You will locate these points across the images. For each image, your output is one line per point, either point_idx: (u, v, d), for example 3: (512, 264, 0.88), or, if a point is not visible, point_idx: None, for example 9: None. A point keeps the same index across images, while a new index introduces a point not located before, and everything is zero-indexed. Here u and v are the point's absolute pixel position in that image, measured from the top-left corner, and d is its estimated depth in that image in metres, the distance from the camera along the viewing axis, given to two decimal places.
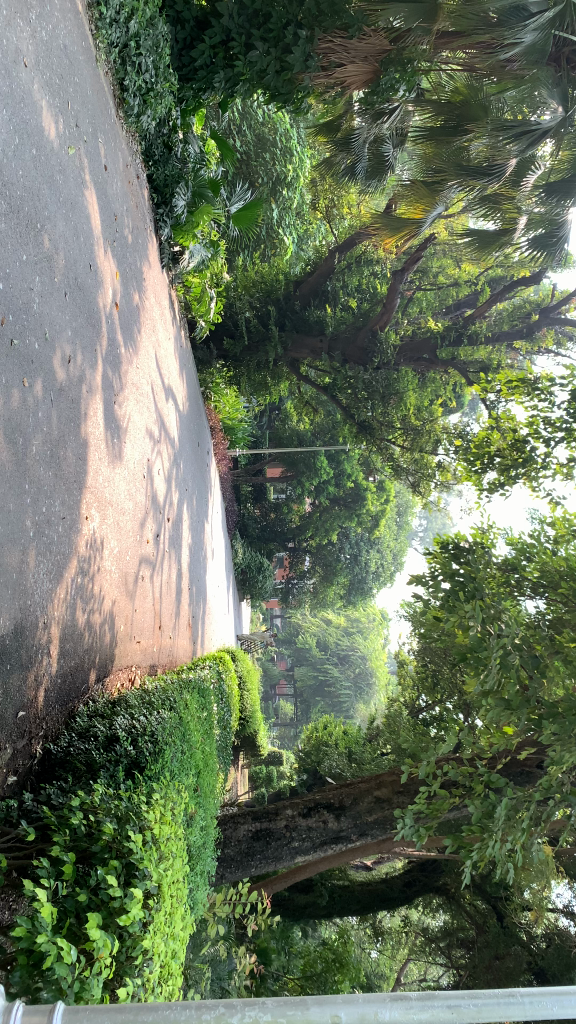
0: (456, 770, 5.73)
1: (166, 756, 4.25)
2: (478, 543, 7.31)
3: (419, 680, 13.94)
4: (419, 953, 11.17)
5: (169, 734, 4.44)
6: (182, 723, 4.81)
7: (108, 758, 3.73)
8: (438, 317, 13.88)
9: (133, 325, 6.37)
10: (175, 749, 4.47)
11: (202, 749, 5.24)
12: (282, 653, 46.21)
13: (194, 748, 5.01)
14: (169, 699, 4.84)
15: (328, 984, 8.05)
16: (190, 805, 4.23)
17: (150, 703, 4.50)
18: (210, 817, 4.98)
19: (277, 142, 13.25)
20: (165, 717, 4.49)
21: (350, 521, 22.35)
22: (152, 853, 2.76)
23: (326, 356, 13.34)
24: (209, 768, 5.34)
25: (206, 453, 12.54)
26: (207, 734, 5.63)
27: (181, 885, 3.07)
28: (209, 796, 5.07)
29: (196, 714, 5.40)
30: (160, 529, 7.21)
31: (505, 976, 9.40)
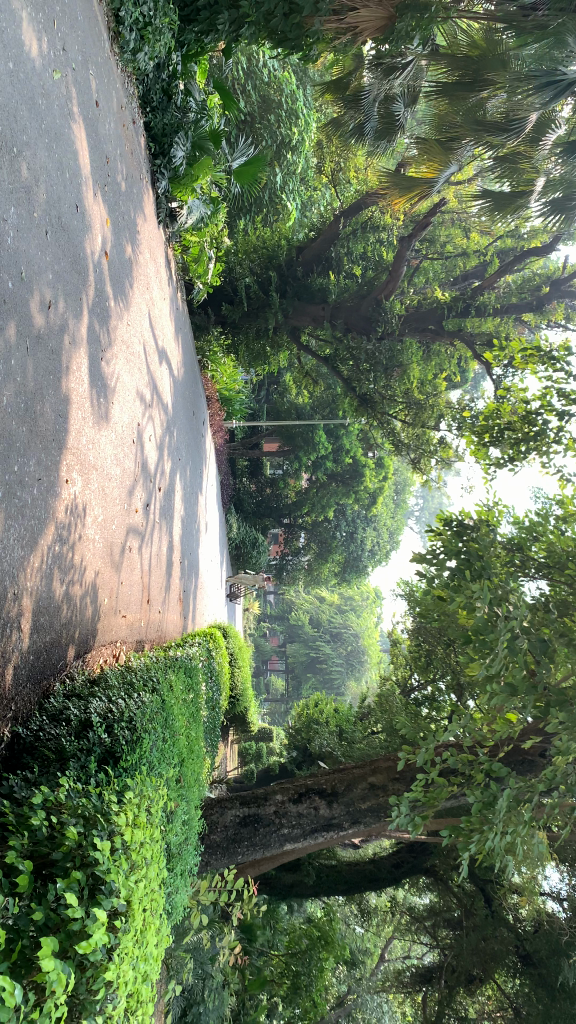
0: (457, 757, 5.43)
1: (144, 746, 3.88)
2: (484, 520, 6.97)
3: (412, 659, 13.67)
4: (403, 932, 10.94)
5: (153, 721, 4.13)
6: (167, 708, 4.49)
7: (81, 745, 3.40)
8: (444, 288, 13.43)
9: (125, 280, 5.97)
10: (158, 737, 4.14)
11: (187, 734, 4.93)
12: (275, 629, 46.09)
13: (179, 735, 4.68)
14: (152, 680, 4.50)
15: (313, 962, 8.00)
16: (171, 800, 3.90)
17: (133, 687, 4.17)
18: (193, 810, 4.68)
19: (283, 104, 12.82)
20: (151, 703, 4.16)
21: (347, 498, 22.01)
22: (122, 863, 2.47)
23: (328, 323, 12.89)
24: (194, 754, 5.02)
25: (202, 422, 12.12)
26: (193, 717, 5.30)
27: (155, 896, 2.78)
28: (192, 786, 4.77)
29: (182, 698, 5.08)
30: (150, 499, 6.86)
31: (491, 957, 9.21)
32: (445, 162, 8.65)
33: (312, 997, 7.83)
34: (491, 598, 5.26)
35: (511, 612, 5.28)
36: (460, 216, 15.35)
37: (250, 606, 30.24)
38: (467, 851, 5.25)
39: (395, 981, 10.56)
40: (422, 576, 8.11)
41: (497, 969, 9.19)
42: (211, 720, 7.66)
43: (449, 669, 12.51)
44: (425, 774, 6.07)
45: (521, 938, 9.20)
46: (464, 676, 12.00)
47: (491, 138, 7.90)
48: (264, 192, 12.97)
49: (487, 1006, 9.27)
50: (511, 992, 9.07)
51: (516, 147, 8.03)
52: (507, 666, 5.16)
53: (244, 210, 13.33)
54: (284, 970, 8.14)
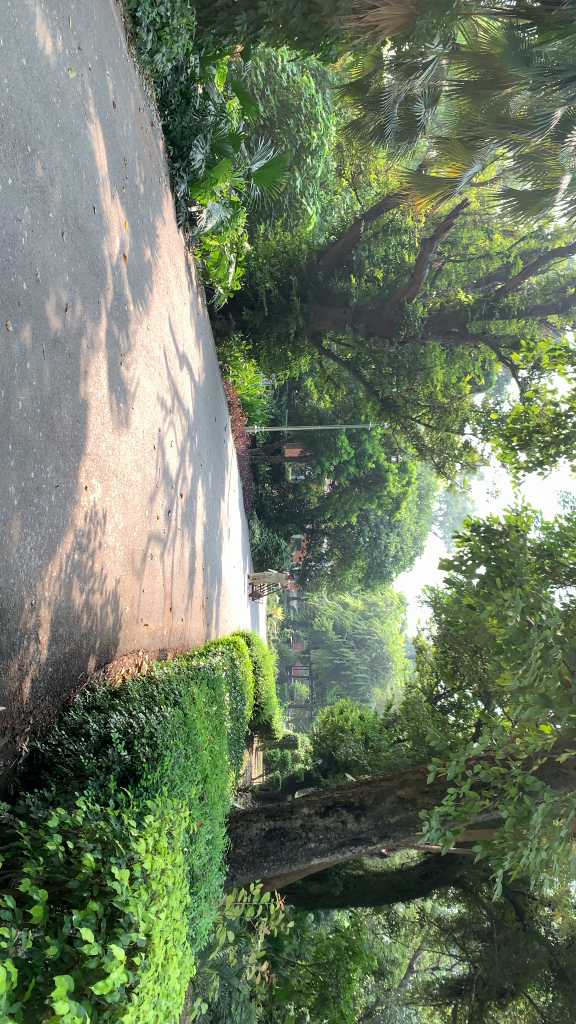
0: (488, 770, 5.24)
1: (166, 764, 3.65)
2: (512, 526, 6.78)
3: (438, 666, 13.44)
4: (433, 942, 10.90)
5: (178, 736, 4.00)
6: (191, 722, 4.36)
7: (100, 763, 3.27)
8: (467, 290, 13.25)
9: (145, 283, 5.89)
10: (183, 753, 4.01)
11: (211, 749, 4.80)
12: (298, 636, 45.89)
13: (203, 750, 4.55)
14: (174, 693, 4.34)
15: (340, 973, 7.92)
16: (194, 821, 3.77)
17: (156, 700, 4.04)
18: (219, 828, 4.54)
19: (302, 108, 12.73)
20: (176, 718, 4.03)
21: (370, 503, 21.81)
22: (141, 893, 2.34)
23: (350, 327, 12.73)
24: (219, 769, 4.89)
25: (224, 428, 12.03)
26: (216, 731, 5.16)
27: (179, 926, 2.64)
28: (217, 803, 4.63)
29: (206, 710, 4.95)
30: (172, 505, 6.76)
31: (522, 970, 8.93)
32: (469, 162, 8.48)
33: (339, 1009, 7.75)
34: (522, 607, 5.08)
35: (543, 621, 5.09)
36: (482, 217, 15.15)
37: (273, 612, 30.09)
38: (501, 868, 5.06)
39: (424, 993, 10.34)
40: (449, 584, 7.93)
41: (528, 983, 8.90)
42: (235, 730, 7.54)
43: (475, 677, 12.27)
44: (455, 788, 5.89)
45: (555, 954, 8.88)
46: (491, 684, 11.76)
47: (515, 135, 7.73)
48: (284, 197, 12.85)
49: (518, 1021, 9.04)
50: (544, 1009, 8.78)
51: (541, 144, 7.84)
52: (540, 676, 4.98)
53: (264, 215, 13.24)
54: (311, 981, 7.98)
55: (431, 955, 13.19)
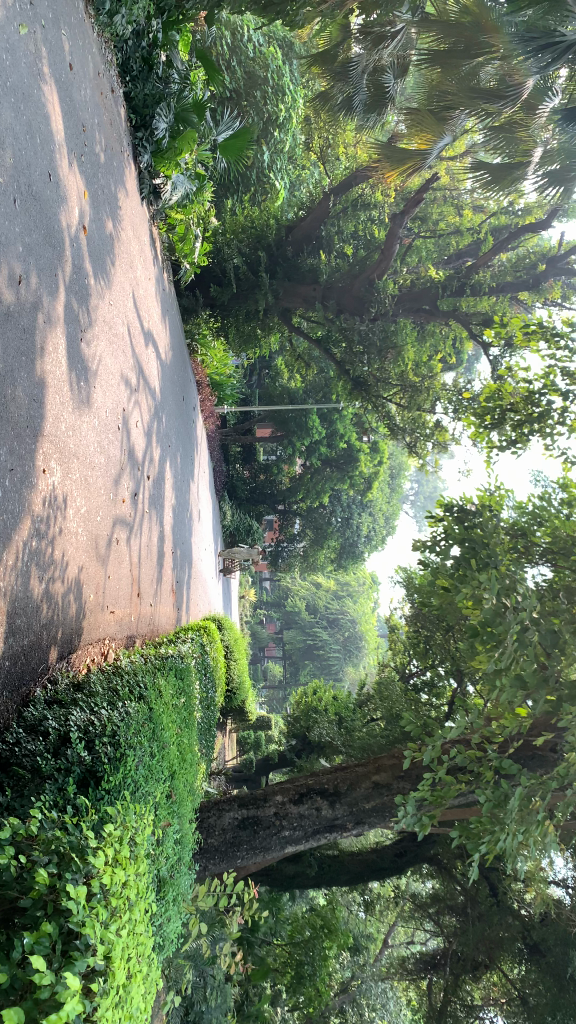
0: (465, 754, 5.18)
1: (128, 764, 3.48)
2: (486, 505, 6.70)
3: (410, 645, 13.44)
4: (407, 917, 11.00)
5: (146, 731, 3.87)
6: (160, 716, 4.23)
7: (59, 765, 3.08)
8: (439, 266, 13.10)
9: (106, 257, 5.65)
10: (151, 749, 3.89)
11: (180, 741, 4.67)
12: (271, 616, 45.85)
13: (172, 744, 4.43)
14: (139, 685, 4.14)
15: (316, 953, 8.08)
16: (159, 826, 3.69)
17: (125, 694, 3.90)
18: (187, 823, 4.44)
19: (269, 80, 12.40)
20: (143, 714, 3.90)
21: (342, 483, 21.69)
22: (101, 911, 2.26)
23: (320, 304, 12.55)
24: (188, 761, 4.77)
25: (192, 408, 11.81)
26: (185, 723, 5.00)
27: (142, 940, 2.56)
28: (186, 798, 4.52)
29: (175, 702, 4.82)
30: (139, 488, 6.56)
31: (496, 943, 9.10)
32: (439, 133, 8.27)
33: (315, 986, 7.92)
34: (499, 589, 4.99)
35: (519, 603, 5.01)
36: (453, 192, 14.96)
37: (245, 593, 29.96)
38: (477, 852, 5.02)
39: (398, 968, 10.41)
40: (423, 565, 7.85)
41: (502, 956, 9.09)
42: (205, 717, 7.41)
43: (448, 656, 12.26)
44: (430, 771, 5.83)
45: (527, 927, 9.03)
46: (463, 663, 11.76)
47: (486, 106, 7.54)
48: (252, 171, 12.81)
49: (491, 994, 9.14)
50: (517, 981, 8.85)
51: (513, 116, 7.65)
52: (516, 660, 4.91)
53: (231, 189, 12.93)
54: (287, 960, 8.18)
55: (405, 930, 13.30)
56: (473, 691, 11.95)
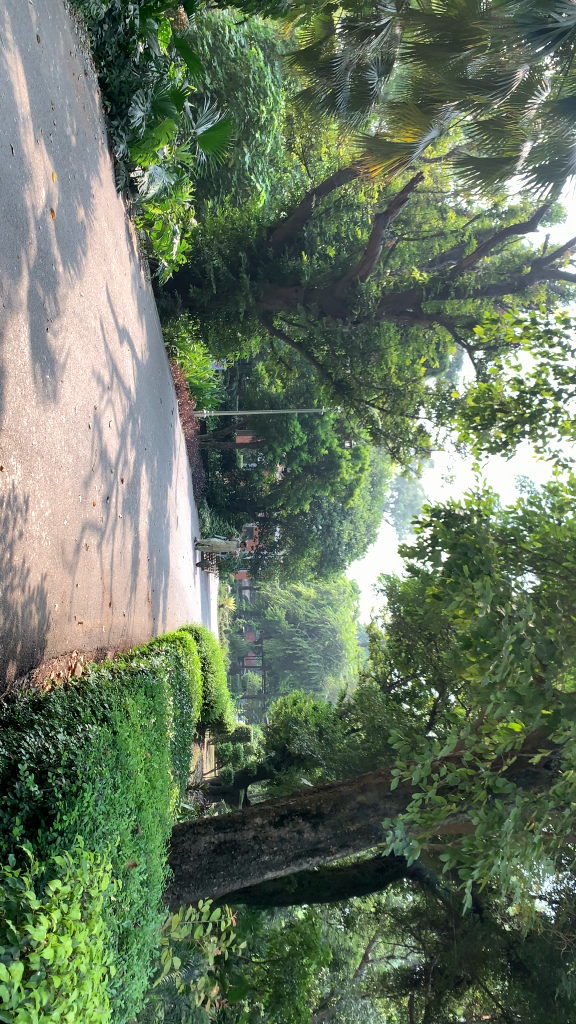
0: (456, 773, 4.88)
1: (86, 800, 3.06)
2: (474, 510, 6.46)
3: (392, 654, 13.13)
4: (388, 933, 10.57)
5: (112, 758, 3.53)
6: (129, 741, 3.89)
7: (4, 804, 2.64)
8: (422, 268, 12.88)
9: (77, 245, 5.33)
10: (118, 780, 3.54)
11: (150, 767, 4.32)
12: (250, 625, 45.36)
13: (141, 771, 4.07)
14: (102, 708, 3.75)
15: (295, 970, 7.86)
16: (122, 865, 3.42)
17: (90, 717, 3.56)
18: (157, 859, 4.08)
19: (251, 80, 12.15)
20: (105, 741, 3.51)
21: (323, 490, 21.40)
22: (39, 995, 2.03)
23: (302, 306, 12.25)
24: (159, 788, 4.41)
25: (170, 412, 11.48)
26: (154, 747, 4.60)
27: (95, 1016, 2.33)
28: (156, 831, 4.17)
29: (145, 725, 4.46)
30: (111, 491, 6.22)
31: (479, 960, 8.73)
32: (426, 127, 7.89)
33: (294, 1005, 7.67)
34: (493, 597, 4.72)
35: (515, 612, 4.74)
36: (436, 195, 14.78)
37: (224, 602, 29.55)
38: (470, 877, 4.74)
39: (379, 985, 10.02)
40: (410, 571, 7.57)
41: (485, 973, 8.72)
42: (180, 734, 7.04)
43: (430, 665, 11.97)
44: (419, 791, 5.53)
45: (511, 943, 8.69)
46: (446, 671, 11.49)
47: (476, 98, 7.30)
48: (232, 173, 12.74)
49: (474, 1010, 8.87)
50: (500, 998, 8.56)
51: (502, 107, 7.49)
52: (512, 672, 4.63)
53: (211, 190, 12.79)
54: (266, 979, 7.90)
55: (387, 946, 12.98)
56: (455, 700, 11.69)
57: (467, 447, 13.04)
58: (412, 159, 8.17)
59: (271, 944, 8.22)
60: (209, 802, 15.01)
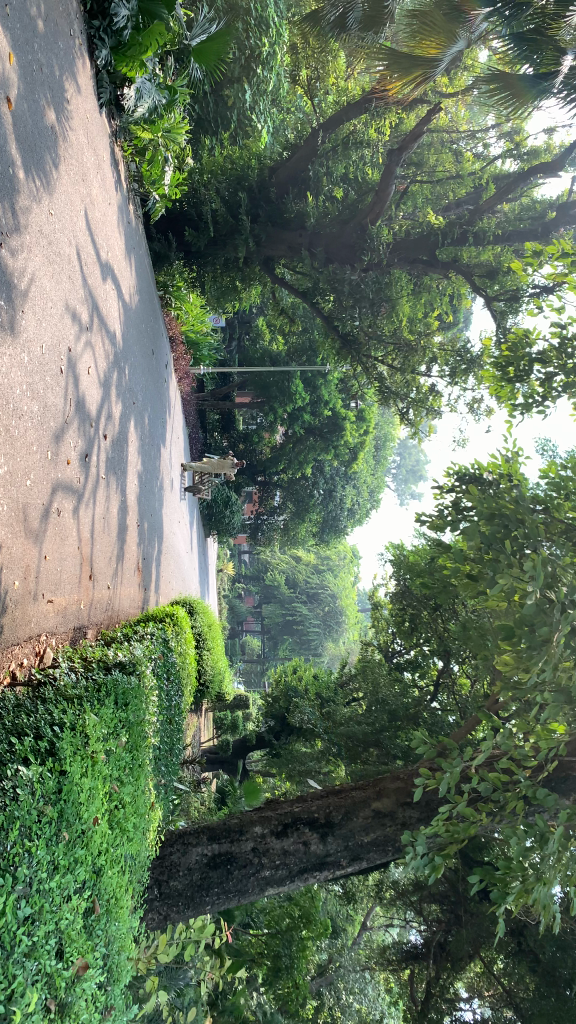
0: (489, 782, 4.17)
1: (2, 899, 2.20)
2: (506, 475, 5.70)
3: (394, 623, 12.38)
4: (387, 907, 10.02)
5: (61, 813, 2.74)
6: (92, 778, 3.10)
7: None
8: (438, 213, 11.89)
9: (46, 151, 4.48)
10: (66, 846, 2.76)
11: (118, 802, 3.53)
12: (249, 590, 44.82)
13: (106, 814, 3.29)
14: (49, 740, 2.88)
15: (293, 943, 7.65)
16: (64, 976, 2.63)
17: (38, 754, 2.76)
18: (123, 931, 3.31)
19: (253, 7, 11.03)
20: (47, 795, 2.65)
21: (326, 454, 20.56)
22: None
23: (307, 253, 11.30)
24: (130, 827, 3.63)
25: (164, 367, 10.62)
26: (128, 768, 3.82)
27: None
28: (123, 889, 3.39)
29: (117, 744, 3.67)
30: (92, 448, 5.43)
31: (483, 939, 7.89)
32: (452, 38, 6.94)
33: (292, 978, 7.55)
34: (543, 580, 3.97)
35: (567, 597, 4.00)
36: (450, 135, 13.71)
37: (223, 567, 28.95)
38: (505, 901, 4.10)
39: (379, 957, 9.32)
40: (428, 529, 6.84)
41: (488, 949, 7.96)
42: (168, 729, 6.32)
43: (435, 637, 11.28)
44: (443, 796, 4.85)
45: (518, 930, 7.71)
46: (454, 644, 10.79)
47: None
48: (232, 112, 12.09)
49: (475, 984, 8.26)
50: (503, 976, 7.87)
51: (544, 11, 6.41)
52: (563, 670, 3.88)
53: (209, 130, 12.20)
54: (263, 952, 7.67)
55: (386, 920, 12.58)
56: (461, 671, 11.06)
57: (481, 408, 12.24)
58: (435, 76, 7.33)
59: (269, 916, 7.95)
60: (205, 772, 14.62)
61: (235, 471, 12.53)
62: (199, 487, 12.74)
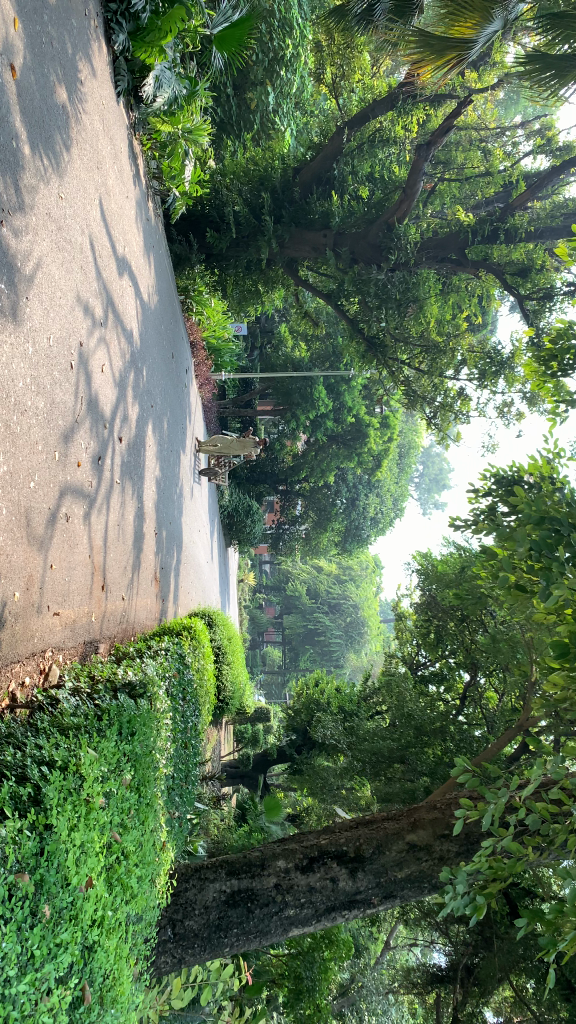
0: (538, 812, 3.74)
1: None
2: (548, 480, 5.30)
3: (419, 635, 11.92)
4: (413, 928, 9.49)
5: (41, 881, 2.39)
6: (85, 830, 2.75)
7: None
8: (466, 212, 11.51)
9: (56, 131, 4.20)
10: (48, 923, 2.40)
11: (120, 854, 3.18)
12: (271, 600, 44.38)
13: (102, 874, 2.93)
14: (32, 790, 2.54)
15: (315, 964, 7.21)
16: None
17: (16, 805, 2.42)
18: (123, 1016, 2.93)
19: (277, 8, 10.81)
20: (21, 860, 2.29)
21: (349, 462, 20.22)
22: None
23: (331, 253, 10.97)
24: (133, 883, 3.27)
25: (184, 371, 10.33)
26: (132, 811, 3.46)
27: None
28: (123, 960, 3.02)
29: (120, 782, 3.31)
30: (105, 449, 5.10)
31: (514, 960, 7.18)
32: (488, 18, 6.61)
33: (314, 1002, 7.11)
34: None
35: None
36: (478, 135, 13.33)
37: (244, 578, 28.63)
38: (556, 948, 3.64)
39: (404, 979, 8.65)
40: (463, 530, 6.43)
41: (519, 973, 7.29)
42: (184, 752, 5.98)
43: (461, 650, 10.77)
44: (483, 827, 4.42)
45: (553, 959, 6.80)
46: (481, 657, 10.32)
47: None
48: (255, 115, 11.89)
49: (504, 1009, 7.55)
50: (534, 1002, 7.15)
51: None
52: None
53: (231, 133, 11.98)
54: (284, 973, 7.25)
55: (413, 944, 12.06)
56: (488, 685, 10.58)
57: (511, 413, 11.80)
58: (470, 56, 7.02)
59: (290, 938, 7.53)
60: (225, 786, 14.24)
61: (254, 451, 11.75)
62: (216, 468, 11.65)
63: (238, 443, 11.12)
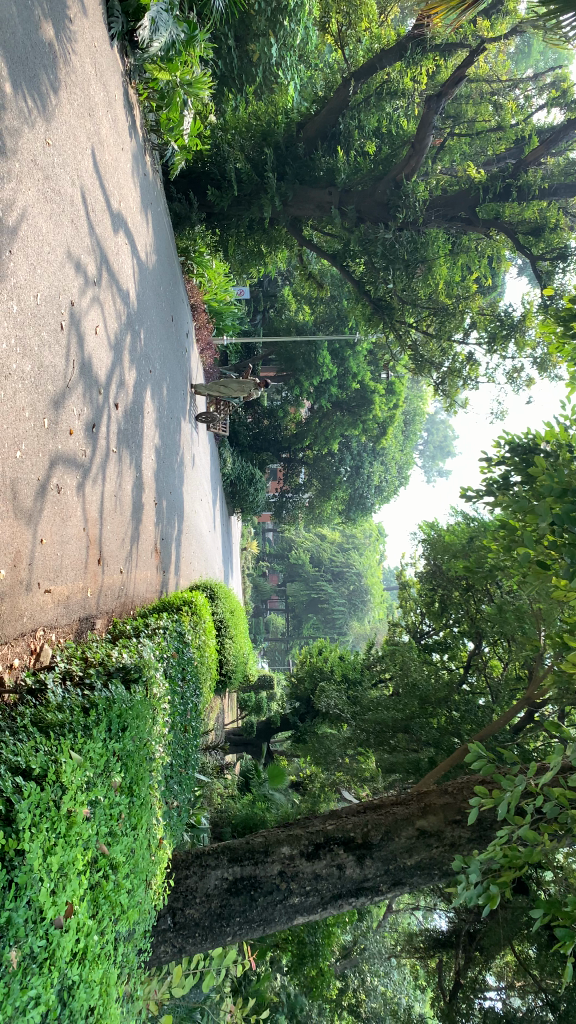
0: (556, 798, 3.55)
1: None
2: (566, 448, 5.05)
3: (424, 604, 11.74)
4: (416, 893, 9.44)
5: (9, 923, 2.18)
6: (66, 853, 2.56)
7: None
8: (476, 168, 11.07)
9: (41, 70, 3.88)
10: (17, 969, 2.20)
11: (107, 869, 3.01)
12: (274, 568, 44.26)
13: (86, 898, 2.77)
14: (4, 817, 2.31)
15: (319, 931, 7.17)
16: None
17: None
18: None
19: None
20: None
21: (353, 428, 19.93)
22: None
23: (336, 211, 10.59)
24: (122, 898, 3.13)
25: (185, 335, 10.01)
26: (123, 820, 3.29)
27: None
28: (108, 986, 2.87)
29: (108, 787, 3.13)
30: (100, 416, 4.84)
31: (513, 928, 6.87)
32: None
33: (317, 964, 7.13)
34: None
35: None
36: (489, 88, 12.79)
37: (247, 546, 28.50)
38: (574, 940, 3.47)
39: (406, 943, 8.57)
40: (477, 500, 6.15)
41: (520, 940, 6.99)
42: (185, 731, 5.87)
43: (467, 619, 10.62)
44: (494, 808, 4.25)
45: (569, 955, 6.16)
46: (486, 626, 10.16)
47: None
48: (257, 68, 11.39)
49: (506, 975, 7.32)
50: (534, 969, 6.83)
51: None
52: None
53: (232, 86, 11.50)
54: (287, 940, 7.21)
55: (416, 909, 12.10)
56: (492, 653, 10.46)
57: (521, 379, 11.50)
58: None
59: None
60: (229, 754, 14.24)
61: (253, 394, 11.05)
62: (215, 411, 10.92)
63: (237, 388, 10.64)
